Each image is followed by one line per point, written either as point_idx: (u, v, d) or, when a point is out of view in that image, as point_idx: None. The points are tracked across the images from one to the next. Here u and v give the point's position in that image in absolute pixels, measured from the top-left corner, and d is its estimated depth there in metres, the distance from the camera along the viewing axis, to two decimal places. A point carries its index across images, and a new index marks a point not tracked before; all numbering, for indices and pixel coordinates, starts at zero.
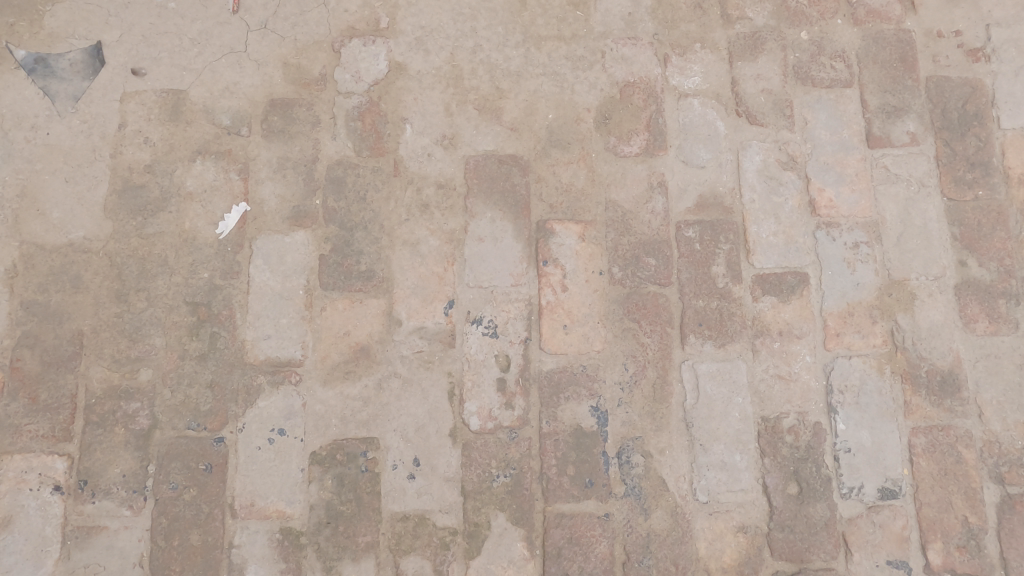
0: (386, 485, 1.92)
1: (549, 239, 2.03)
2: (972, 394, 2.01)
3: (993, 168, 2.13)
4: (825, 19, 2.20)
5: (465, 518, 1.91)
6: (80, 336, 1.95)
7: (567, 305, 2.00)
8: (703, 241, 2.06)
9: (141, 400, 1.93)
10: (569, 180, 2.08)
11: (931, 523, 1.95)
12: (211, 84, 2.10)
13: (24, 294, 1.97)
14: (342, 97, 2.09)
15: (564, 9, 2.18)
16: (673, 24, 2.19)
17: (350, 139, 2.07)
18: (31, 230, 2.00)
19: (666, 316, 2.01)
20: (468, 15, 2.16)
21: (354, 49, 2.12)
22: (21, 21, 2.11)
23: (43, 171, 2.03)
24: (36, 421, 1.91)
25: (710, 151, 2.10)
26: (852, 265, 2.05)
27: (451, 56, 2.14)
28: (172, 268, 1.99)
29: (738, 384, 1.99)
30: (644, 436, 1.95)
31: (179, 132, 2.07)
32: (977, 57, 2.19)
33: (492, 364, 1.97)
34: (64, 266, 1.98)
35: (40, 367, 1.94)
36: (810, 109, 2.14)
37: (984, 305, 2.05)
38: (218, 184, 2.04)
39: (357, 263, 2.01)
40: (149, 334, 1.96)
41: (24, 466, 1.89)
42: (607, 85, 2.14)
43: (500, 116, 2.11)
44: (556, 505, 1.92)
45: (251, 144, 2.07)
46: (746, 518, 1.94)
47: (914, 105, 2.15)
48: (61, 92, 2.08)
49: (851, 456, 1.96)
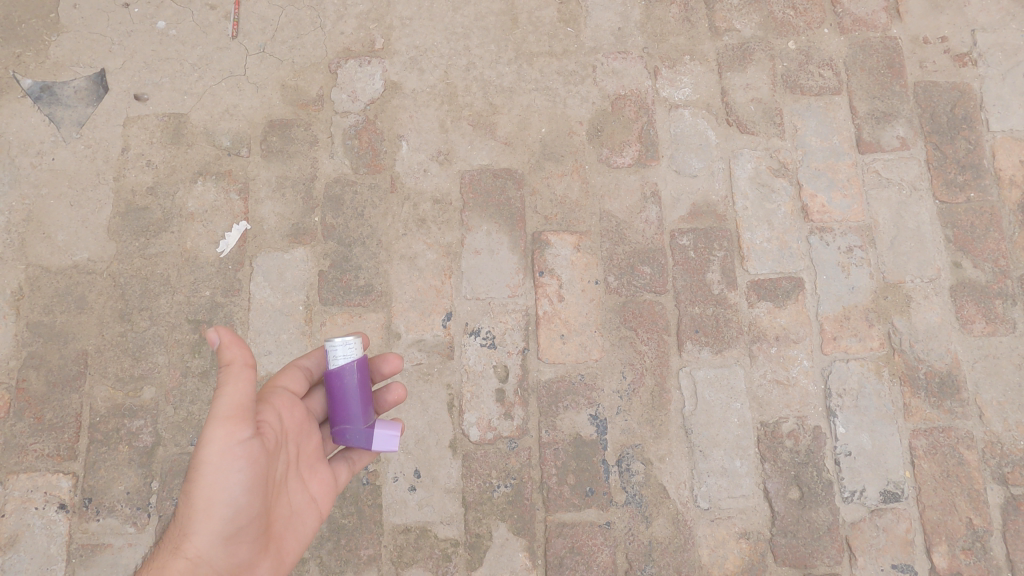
0: (387, 497, 1.92)
1: (545, 250, 2.06)
2: (972, 395, 2.00)
3: (985, 170, 2.15)
4: (812, 29, 2.24)
5: (466, 529, 1.91)
6: (84, 356, 1.98)
7: (564, 314, 2.02)
8: (698, 248, 2.08)
9: (145, 418, 1.95)
10: (563, 192, 2.11)
11: (935, 525, 1.93)
12: (212, 107, 2.15)
13: (30, 315, 2.01)
14: (340, 116, 2.14)
15: (555, 26, 2.23)
16: (662, 38, 2.23)
17: (347, 157, 2.11)
18: (37, 253, 2.04)
19: (662, 324, 2.03)
20: (461, 34, 2.22)
21: (350, 69, 2.18)
22: (28, 52, 2.18)
23: (49, 196, 2.08)
24: (42, 440, 1.94)
25: (702, 160, 2.13)
26: (846, 269, 2.07)
27: (445, 74, 2.19)
28: (174, 287, 2.03)
29: (736, 390, 1.99)
30: (643, 444, 1.96)
31: (181, 154, 2.12)
32: (964, 62, 2.21)
33: (490, 375, 1.98)
34: (69, 287, 2.02)
35: (46, 387, 1.97)
36: (799, 116, 2.17)
37: (980, 306, 2.05)
38: (219, 204, 2.08)
39: (356, 278, 2.04)
40: (152, 352, 1.99)
41: (30, 485, 1.92)
42: (599, 98, 2.18)
43: (494, 131, 2.15)
44: (557, 515, 1.92)
45: (251, 164, 2.11)
46: (748, 524, 1.93)
47: (903, 110, 2.18)
48: (66, 118, 2.13)
49: (851, 460, 1.96)
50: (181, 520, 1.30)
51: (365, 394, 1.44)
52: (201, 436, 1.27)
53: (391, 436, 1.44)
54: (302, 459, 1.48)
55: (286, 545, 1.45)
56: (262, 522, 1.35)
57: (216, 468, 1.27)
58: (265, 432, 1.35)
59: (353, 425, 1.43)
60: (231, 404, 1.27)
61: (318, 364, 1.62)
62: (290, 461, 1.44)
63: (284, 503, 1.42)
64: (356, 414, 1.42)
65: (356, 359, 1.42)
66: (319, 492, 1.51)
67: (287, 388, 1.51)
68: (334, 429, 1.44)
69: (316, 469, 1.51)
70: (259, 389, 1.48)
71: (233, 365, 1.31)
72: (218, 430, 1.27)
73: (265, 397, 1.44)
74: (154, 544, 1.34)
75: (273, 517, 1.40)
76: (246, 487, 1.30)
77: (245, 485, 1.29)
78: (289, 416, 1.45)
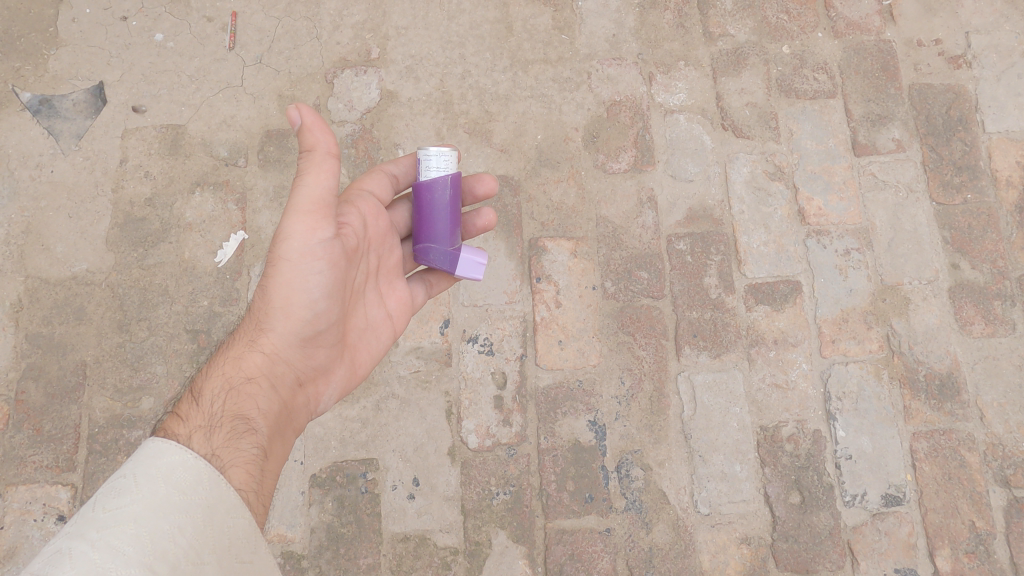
0: (386, 505, 1.92)
1: (542, 257, 2.06)
2: (973, 397, 2.00)
3: (981, 171, 2.15)
4: (806, 33, 2.25)
5: (465, 537, 1.90)
6: (83, 367, 1.99)
7: (562, 320, 2.02)
8: (695, 253, 2.08)
9: (143, 428, 1.95)
10: (559, 199, 2.11)
11: (937, 528, 1.92)
12: (209, 118, 2.16)
13: (29, 327, 2.01)
14: (336, 126, 2.15)
15: (549, 33, 2.24)
16: (657, 44, 2.24)
17: (344, 166, 2.12)
18: (37, 265, 2.05)
19: (660, 329, 2.03)
20: (456, 43, 2.23)
21: (347, 79, 2.19)
22: (27, 65, 2.19)
23: (48, 208, 2.09)
24: (41, 452, 1.94)
25: (698, 165, 2.14)
26: (844, 271, 2.07)
27: (441, 82, 2.20)
28: (172, 297, 2.03)
29: (735, 394, 1.99)
30: (643, 449, 1.95)
31: (179, 165, 2.13)
32: (958, 64, 2.22)
33: (488, 382, 1.98)
34: (68, 298, 2.03)
35: (45, 398, 1.97)
36: (794, 120, 2.18)
37: (979, 308, 2.05)
38: (217, 214, 2.09)
39: None
40: (150, 362, 1.99)
41: (29, 497, 1.92)
42: (594, 105, 2.18)
43: (490, 138, 2.15)
44: (556, 521, 1.91)
45: (248, 174, 2.12)
46: (749, 529, 1.92)
47: (898, 112, 2.18)
48: (65, 131, 2.15)
49: (852, 463, 1.95)
50: (263, 311, 1.42)
51: (454, 213, 1.49)
52: (286, 226, 1.36)
53: (477, 264, 1.54)
54: (381, 275, 1.61)
55: (356, 355, 1.61)
56: (338, 328, 1.49)
57: (296, 265, 1.38)
58: (346, 235, 1.44)
59: (437, 246, 1.49)
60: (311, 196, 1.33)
61: (405, 174, 1.71)
62: (369, 272, 1.56)
63: (360, 313, 1.56)
64: (439, 230, 1.48)
65: (450, 176, 1.46)
66: (394, 307, 1.65)
67: (372, 192, 1.61)
68: (417, 247, 1.50)
69: (393, 284, 1.64)
70: (348, 190, 1.57)
71: (316, 153, 1.35)
72: (301, 222, 1.36)
73: (351, 200, 1.52)
74: (233, 331, 1.46)
75: (349, 326, 1.54)
76: (325, 288, 1.41)
77: (323, 286, 1.40)
78: (374, 223, 1.55)
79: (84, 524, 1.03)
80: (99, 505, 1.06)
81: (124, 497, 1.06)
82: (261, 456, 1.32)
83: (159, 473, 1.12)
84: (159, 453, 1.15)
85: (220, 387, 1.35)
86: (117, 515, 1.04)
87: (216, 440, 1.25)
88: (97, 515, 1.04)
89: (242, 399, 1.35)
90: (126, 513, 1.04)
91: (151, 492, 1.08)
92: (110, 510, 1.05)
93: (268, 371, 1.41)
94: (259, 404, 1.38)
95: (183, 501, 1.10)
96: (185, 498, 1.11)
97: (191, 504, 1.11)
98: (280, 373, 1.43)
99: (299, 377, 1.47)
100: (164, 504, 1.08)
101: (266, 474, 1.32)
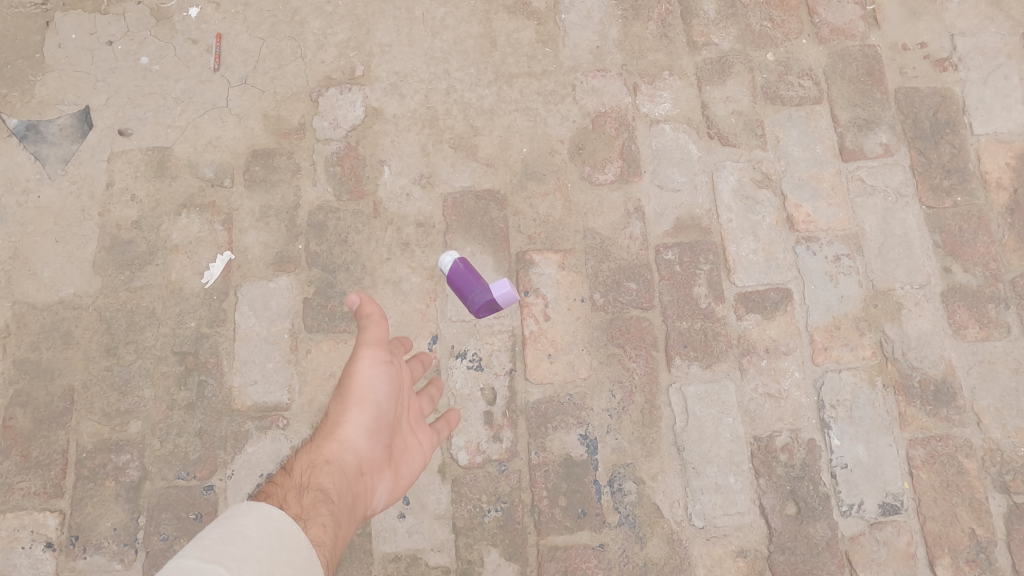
0: (376, 525, 1.90)
1: (529, 270, 2.05)
2: (969, 402, 1.97)
3: (970, 174, 2.13)
4: (790, 40, 2.24)
5: (457, 556, 1.88)
6: (70, 391, 1.98)
7: (551, 333, 2.01)
8: (683, 262, 2.06)
9: (131, 452, 1.94)
10: (546, 212, 2.10)
11: (937, 537, 1.89)
12: (195, 139, 2.17)
13: (16, 353, 2.01)
14: (321, 144, 2.15)
15: (533, 47, 2.24)
16: (641, 55, 2.24)
17: (330, 184, 2.12)
18: (24, 290, 2.05)
19: (651, 340, 2.01)
20: (440, 58, 2.23)
21: (331, 97, 2.19)
22: (13, 92, 2.20)
23: (35, 233, 2.09)
24: (29, 478, 1.93)
25: (684, 174, 2.12)
26: (834, 278, 2.05)
27: (426, 98, 2.20)
28: (159, 319, 2.03)
29: (728, 404, 1.97)
30: (635, 462, 1.93)
31: (165, 187, 2.13)
32: (944, 67, 2.21)
33: (478, 398, 1.96)
34: (55, 323, 2.03)
35: (32, 424, 1.96)
36: (780, 127, 2.17)
37: (973, 312, 2.02)
38: (203, 235, 2.09)
39: (340, 304, 2.03)
40: (138, 386, 1.98)
41: (17, 524, 1.91)
42: (579, 117, 2.18)
43: (476, 153, 2.15)
44: (549, 538, 1.89)
45: (234, 195, 2.12)
46: (745, 541, 1.89)
47: (885, 117, 2.17)
48: (51, 156, 2.15)
49: (848, 472, 1.92)
50: (328, 417, 1.60)
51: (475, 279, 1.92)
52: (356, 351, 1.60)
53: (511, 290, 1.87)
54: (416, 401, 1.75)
55: (400, 468, 1.69)
56: (387, 435, 1.63)
57: (366, 373, 1.59)
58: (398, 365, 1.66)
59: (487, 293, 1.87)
60: (378, 332, 1.59)
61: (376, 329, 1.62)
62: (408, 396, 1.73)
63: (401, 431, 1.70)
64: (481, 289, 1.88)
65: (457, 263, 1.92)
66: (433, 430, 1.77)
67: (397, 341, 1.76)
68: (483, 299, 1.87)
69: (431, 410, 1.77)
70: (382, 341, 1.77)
71: (381, 312, 1.62)
72: (369, 348, 1.59)
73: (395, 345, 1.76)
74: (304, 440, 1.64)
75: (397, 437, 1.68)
76: (388, 393, 1.60)
77: (385, 391, 1.60)
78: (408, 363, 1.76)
79: (216, 551, 1.13)
80: (226, 541, 1.16)
81: (249, 541, 1.18)
82: (330, 525, 1.43)
83: (272, 531, 1.24)
84: (269, 516, 1.28)
85: (304, 468, 1.54)
86: (246, 552, 1.15)
87: (299, 504, 1.40)
88: (227, 547, 1.14)
89: (319, 477, 1.51)
90: (252, 553, 1.15)
91: (269, 544, 1.20)
92: (239, 547, 1.15)
93: (335, 462, 1.55)
94: (328, 489, 1.50)
95: (290, 557, 1.21)
96: (289, 556, 1.22)
97: (295, 562, 1.22)
98: (346, 465, 1.56)
99: (358, 471, 1.57)
100: (278, 556, 1.19)
101: (336, 541, 1.42)
